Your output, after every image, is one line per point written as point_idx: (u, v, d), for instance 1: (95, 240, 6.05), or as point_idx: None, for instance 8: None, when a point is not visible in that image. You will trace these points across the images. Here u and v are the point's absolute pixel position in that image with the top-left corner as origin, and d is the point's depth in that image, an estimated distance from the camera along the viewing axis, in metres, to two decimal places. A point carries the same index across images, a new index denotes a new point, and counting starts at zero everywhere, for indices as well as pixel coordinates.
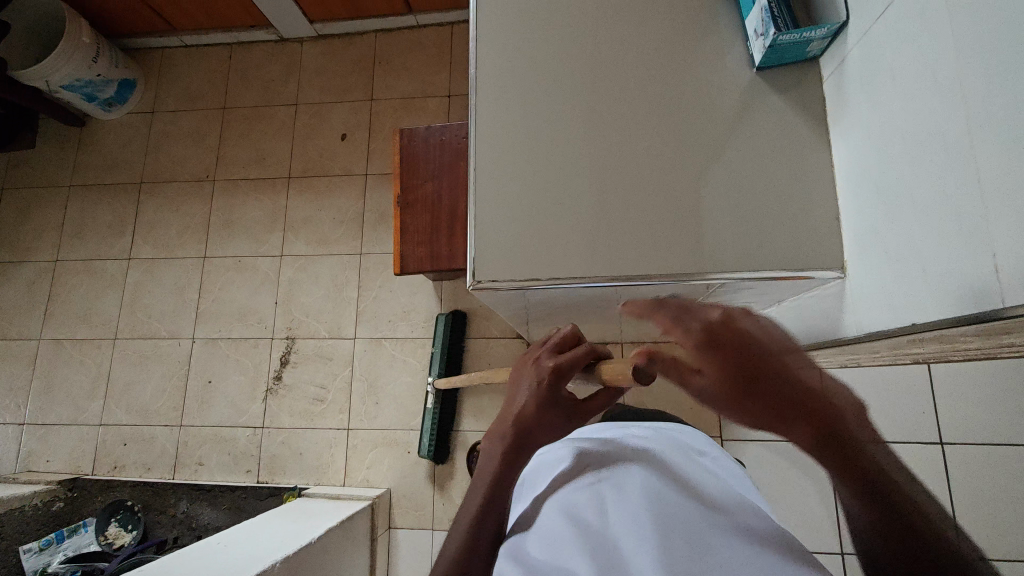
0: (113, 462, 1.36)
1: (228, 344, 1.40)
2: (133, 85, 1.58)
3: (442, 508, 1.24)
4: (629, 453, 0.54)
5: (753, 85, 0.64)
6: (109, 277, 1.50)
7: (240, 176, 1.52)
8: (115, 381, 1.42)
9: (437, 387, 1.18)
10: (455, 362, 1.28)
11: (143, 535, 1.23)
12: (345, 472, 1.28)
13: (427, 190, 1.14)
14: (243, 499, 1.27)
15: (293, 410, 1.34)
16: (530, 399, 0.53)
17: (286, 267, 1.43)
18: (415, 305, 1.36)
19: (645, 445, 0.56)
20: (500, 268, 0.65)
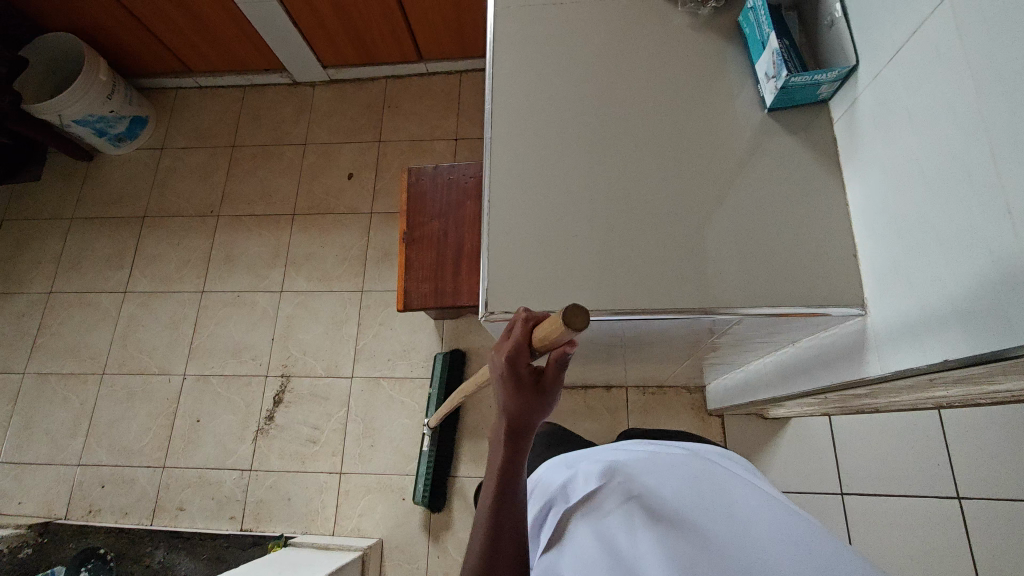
0: (87, 506, 1.28)
1: (220, 381, 1.36)
2: (145, 122, 1.60)
3: (436, 561, 1.16)
4: (656, 466, 0.54)
5: (764, 126, 0.66)
6: (103, 310, 1.46)
7: (246, 212, 1.52)
8: (98, 418, 1.36)
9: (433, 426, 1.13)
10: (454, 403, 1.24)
11: None
12: (335, 519, 1.21)
13: (434, 227, 1.14)
14: (224, 547, 1.19)
15: (284, 453, 1.28)
16: (502, 394, 0.52)
17: (285, 303, 1.41)
18: (416, 344, 1.34)
19: (671, 457, 0.57)
20: (510, 298, 0.64)
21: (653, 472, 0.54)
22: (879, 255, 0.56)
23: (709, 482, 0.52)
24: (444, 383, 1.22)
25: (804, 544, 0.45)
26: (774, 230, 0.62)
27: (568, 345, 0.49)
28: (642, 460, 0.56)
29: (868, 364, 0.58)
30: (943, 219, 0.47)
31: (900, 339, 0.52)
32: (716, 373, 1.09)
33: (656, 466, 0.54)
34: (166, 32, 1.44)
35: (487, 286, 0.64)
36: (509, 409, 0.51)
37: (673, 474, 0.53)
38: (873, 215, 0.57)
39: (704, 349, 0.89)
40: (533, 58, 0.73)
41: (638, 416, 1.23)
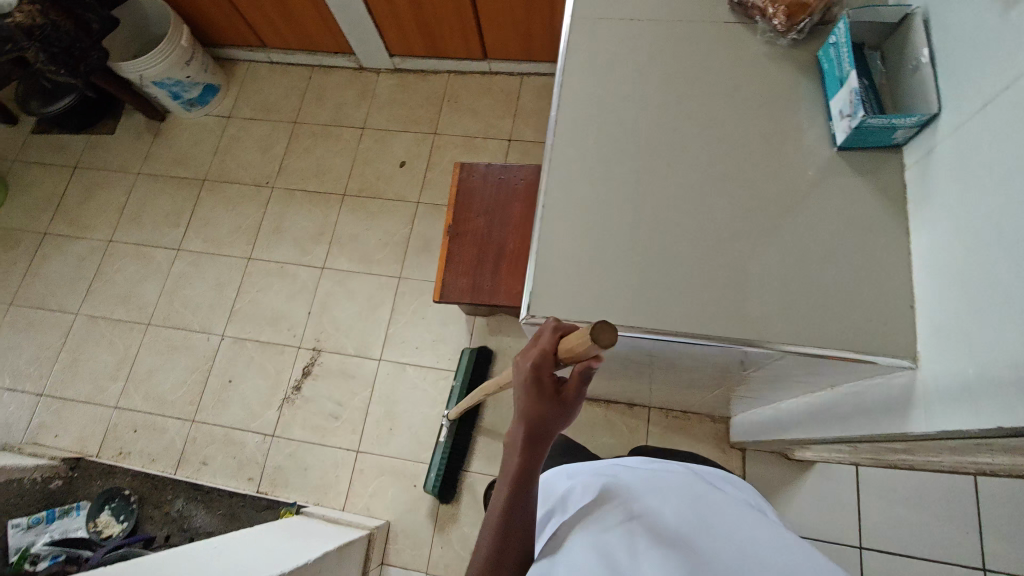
0: (118, 448, 1.34)
1: (255, 346, 1.41)
2: (216, 91, 1.67)
3: (439, 552, 1.17)
4: (659, 490, 0.57)
5: (832, 165, 0.65)
6: (156, 264, 1.54)
7: (299, 187, 1.57)
8: (138, 366, 1.43)
9: (451, 418, 1.15)
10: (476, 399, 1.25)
11: (132, 528, 1.22)
12: (347, 495, 1.24)
13: (479, 224, 1.15)
14: (239, 507, 1.24)
15: (306, 424, 1.32)
16: (523, 399, 0.52)
17: (326, 280, 1.45)
18: (446, 336, 1.35)
19: (673, 480, 0.59)
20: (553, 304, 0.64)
21: (655, 497, 0.56)
22: (942, 309, 0.54)
23: (709, 509, 0.55)
24: (468, 378, 1.23)
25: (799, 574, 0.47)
26: (828, 271, 0.61)
27: (593, 360, 0.50)
28: (644, 483, 0.58)
29: (911, 419, 0.56)
30: (1015, 281, 0.45)
31: (950, 398, 0.51)
32: (743, 406, 1.07)
33: (660, 491, 0.57)
34: (248, 7, 1.50)
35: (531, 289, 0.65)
36: (528, 419, 0.52)
37: (675, 499, 0.55)
38: (940, 268, 0.55)
39: (738, 381, 0.87)
40: (604, 72, 0.73)
41: (659, 438, 1.21)
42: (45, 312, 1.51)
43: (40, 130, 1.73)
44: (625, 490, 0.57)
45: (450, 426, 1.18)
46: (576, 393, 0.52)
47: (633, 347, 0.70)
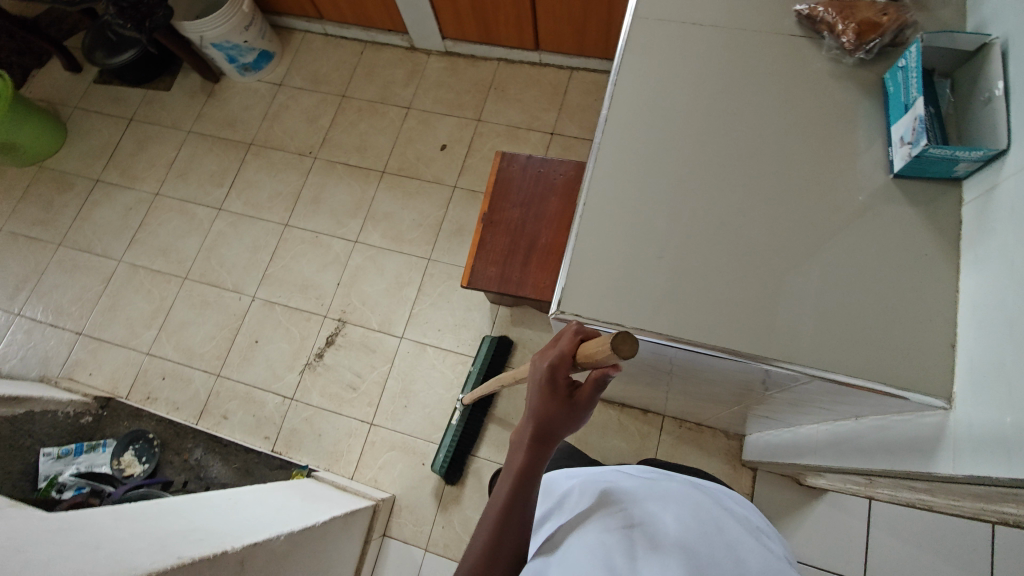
0: (146, 393, 1.40)
1: (284, 311, 1.44)
2: (271, 58, 1.71)
3: (440, 531, 1.20)
4: (660, 498, 0.57)
5: (884, 192, 0.63)
6: (198, 221, 1.59)
7: (341, 160, 1.59)
8: (172, 317, 1.48)
9: (466, 403, 1.16)
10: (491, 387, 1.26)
11: (152, 470, 1.27)
12: (357, 465, 1.27)
13: (514, 215, 1.15)
14: (253, 463, 1.29)
15: (324, 391, 1.35)
16: (535, 398, 0.54)
17: (357, 253, 1.48)
18: (468, 322, 1.37)
19: (675, 489, 0.59)
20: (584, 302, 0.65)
21: (654, 504, 0.56)
22: (985, 352, 0.53)
23: (710, 518, 0.54)
24: (485, 365, 1.24)
25: None
26: (868, 300, 0.60)
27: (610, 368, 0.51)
28: (645, 491, 0.58)
29: (937, 460, 0.55)
30: None
31: (984, 444, 0.49)
32: (760, 426, 1.06)
33: (661, 500, 0.56)
34: None
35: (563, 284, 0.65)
36: (538, 419, 0.53)
37: (676, 507, 0.55)
38: (987, 310, 0.54)
39: (758, 400, 0.86)
40: (660, 75, 0.72)
41: (670, 448, 1.21)
42: (91, 255, 1.58)
43: (102, 80, 1.79)
44: (624, 498, 0.58)
45: (463, 411, 1.19)
46: (588, 398, 0.53)
47: (658, 354, 0.69)
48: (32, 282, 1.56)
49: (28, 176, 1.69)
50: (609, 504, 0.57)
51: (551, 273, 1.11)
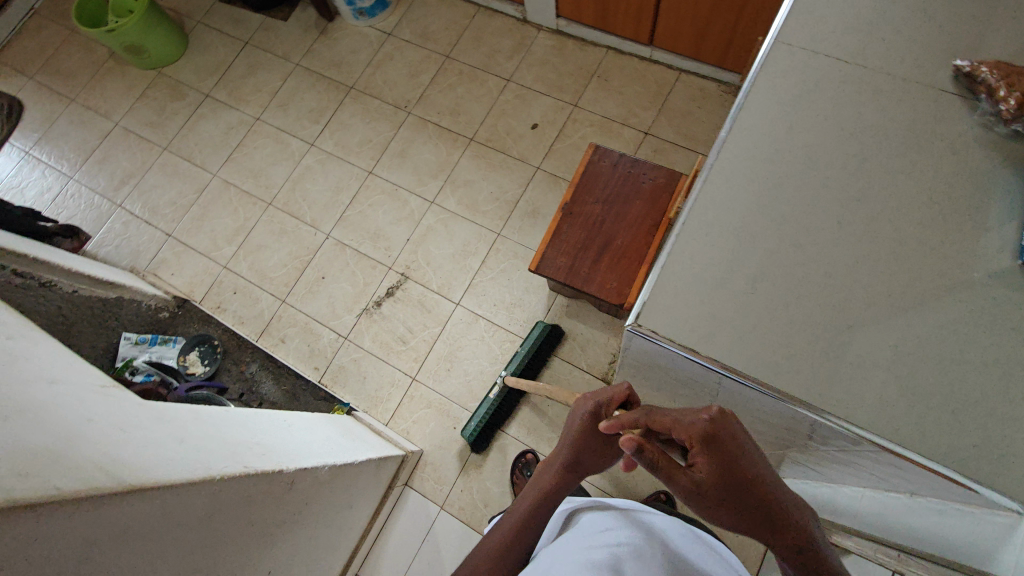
0: (218, 302, 1.50)
1: (353, 254, 1.50)
2: (386, 6, 1.73)
3: (457, 494, 1.25)
4: (645, 548, 0.56)
5: (1008, 275, 0.59)
6: (290, 152, 1.66)
7: (432, 120, 1.62)
8: (251, 237, 1.57)
9: (507, 382, 1.19)
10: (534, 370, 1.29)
11: (212, 374, 1.38)
12: (393, 413, 1.33)
13: (594, 210, 1.15)
14: (300, 389, 1.37)
15: (376, 338, 1.41)
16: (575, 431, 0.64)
17: (431, 214, 1.52)
18: (524, 303, 1.39)
19: (663, 542, 0.58)
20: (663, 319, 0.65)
21: (638, 532, 0.58)
22: None
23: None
24: (533, 349, 1.26)
25: None
26: (963, 384, 0.57)
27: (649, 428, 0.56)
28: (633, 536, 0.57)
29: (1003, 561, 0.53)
30: None
31: None
32: (797, 474, 1.03)
33: (644, 530, 0.59)
34: None
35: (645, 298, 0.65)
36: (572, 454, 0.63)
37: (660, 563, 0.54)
38: None
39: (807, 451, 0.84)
40: (790, 107, 0.70)
41: None
42: (190, 164, 1.68)
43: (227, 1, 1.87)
44: (609, 523, 0.60)
45: (503, 386, 1.23)
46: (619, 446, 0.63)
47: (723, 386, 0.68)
48: (136, 179, 1.69)
49: (147, 80, 1.81)
50: (594, 529, 0.60)
51: (619, 277, 1.10)
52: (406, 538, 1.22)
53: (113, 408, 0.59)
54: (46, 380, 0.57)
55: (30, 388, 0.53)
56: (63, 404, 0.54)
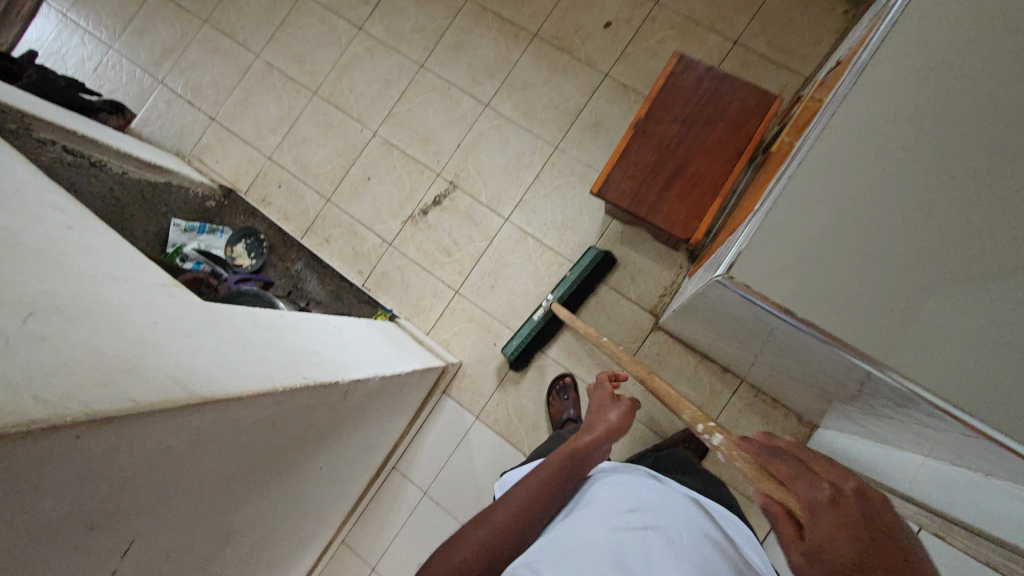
0: (262, 195, 1.47)
1: (400, 156, 1.43)
2: None
3: (493, 407, 1.28)
4: (657, 497, 0.57)
5: None
6: (336, 35, 1.52)
7: (493, 8, 1.44)
8: (296, 129, 1.50)
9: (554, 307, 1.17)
10: (580, 296, 1.25)
11: (258, 268, 1.39)
12: (434, 324, 1.34)
13: (670, 131, 1.03)
14: (345, 291, 1.39)
15: (421, 247, 1.38)
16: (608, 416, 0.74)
17: (484, 119, 1.40)
18: (576, 225, 1.32)
19: (672, 493, 0.60)
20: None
21: (663, 512, 0.55)
22: None
23: (702, 523, 0.56)
24: (583, 275, 1.22)
25: None
26: None
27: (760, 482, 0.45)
28: (645, 489, 0.59)
29: None
30: None
31: None
32: (841, 426, 1.01)
33: (669, 509, 0.56)
34: None
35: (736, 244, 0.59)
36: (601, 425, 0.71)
37: (673, 509, 0.56)
38: None
39: (868, 414, 0.81)
40: None
41: (736, 412, 1.20)
42: (231, 42, 1.57)
43: None
44: (632, 500, 0.57)
45: (548, 310, 1.20)
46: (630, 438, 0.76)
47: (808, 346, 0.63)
48: (176, 55, 1.59)
49: None
50: (615, 505, 0.57)
51: (688, 208, 1.02)
52: (443, 440, 1.29)
53: (171, 310, 0.58)
54: (104, 277, 0.55)
55: (92, 286, 0.51)
56: (124, 304, 0.52)
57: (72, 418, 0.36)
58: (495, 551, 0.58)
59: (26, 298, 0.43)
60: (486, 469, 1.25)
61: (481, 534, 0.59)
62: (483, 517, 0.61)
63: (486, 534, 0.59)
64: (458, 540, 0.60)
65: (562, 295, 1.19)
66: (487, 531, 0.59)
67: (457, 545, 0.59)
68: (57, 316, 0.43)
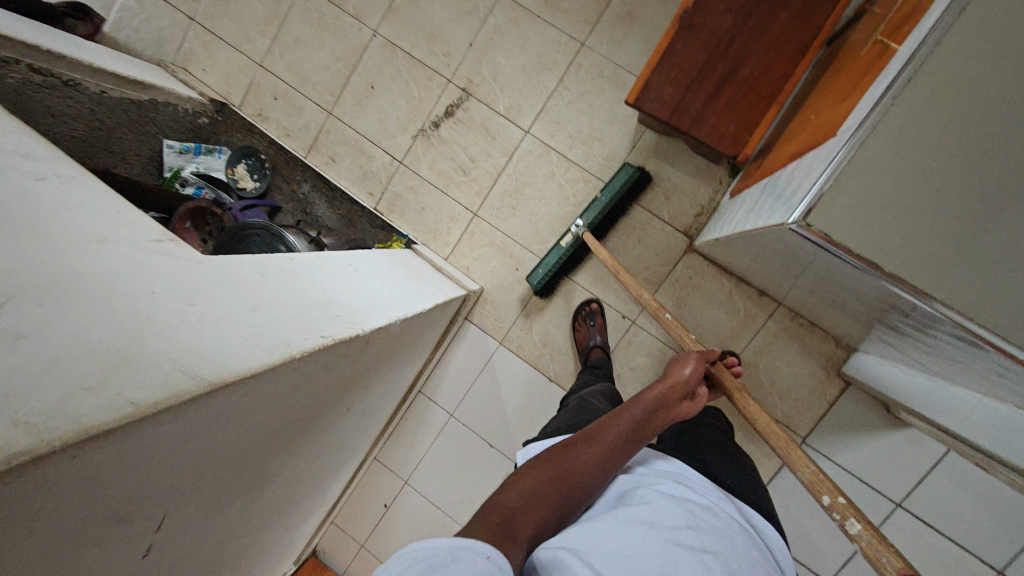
0: (258, 109, 1.34)
1: (405, 60, 1.26)
2: None
3: (517, 333, 1.26)
4: (708, 521, 0.58)
5: None
6: None
7: None
8: (286, 29, 1.32)
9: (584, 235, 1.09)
10: (611, 218, 1.17)
11: (263, 191, 1.32)
12: (453, 249, 1.28)
13: (723, 23, 0.85)
14: (357, 216, 1.32)
15: (434, 165, 1.27)
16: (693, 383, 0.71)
17: (500, 10, 1.21)
18: (604, 137, 1.19)
19: (717, 514, 0.60)
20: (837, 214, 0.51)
21: (718, 539, 0.56)
22: None
23: (745, 553, 0.57)
24: (615, 197, 1.12)
25: None
26: None
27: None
28: (696, 508, 0.59)
29: None
30: None
31: None
32: (880, 355, 0.95)
33: (725, 537, 0.57)
34: None
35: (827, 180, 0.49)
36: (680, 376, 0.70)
37: (723, 536, 0.57)
38: None
39: (925, 352, 0.74)
40: None
41: (770, 336, 1.15)
42: None
43: None
44: (688, 516, 0.57)
45: (579, 237, 1.13)
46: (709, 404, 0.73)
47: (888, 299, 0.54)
48: None
49: None
50: (672, 514, 0.57)
51: (738, 118, 0.89)
52: (467, 365, 1.29)
53: (170, 269, 0.51)
54: (88, 236, 0.47)
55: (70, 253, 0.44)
56: (113, 271, 0.45)
57: (63, 442, 0.31)
58: (561, 493, 0.60)
59: None
60: (512, 392, 1.26)
61: (553, 475, 0.60)
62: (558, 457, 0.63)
63: (558, 474, 0.60)
64: (528, 473, 0.61)
65: (592, 221, 1.11)
66: (561, 470, 0.61)
67: (523, 479, 0.60)
68: (35, 299, 0.37)
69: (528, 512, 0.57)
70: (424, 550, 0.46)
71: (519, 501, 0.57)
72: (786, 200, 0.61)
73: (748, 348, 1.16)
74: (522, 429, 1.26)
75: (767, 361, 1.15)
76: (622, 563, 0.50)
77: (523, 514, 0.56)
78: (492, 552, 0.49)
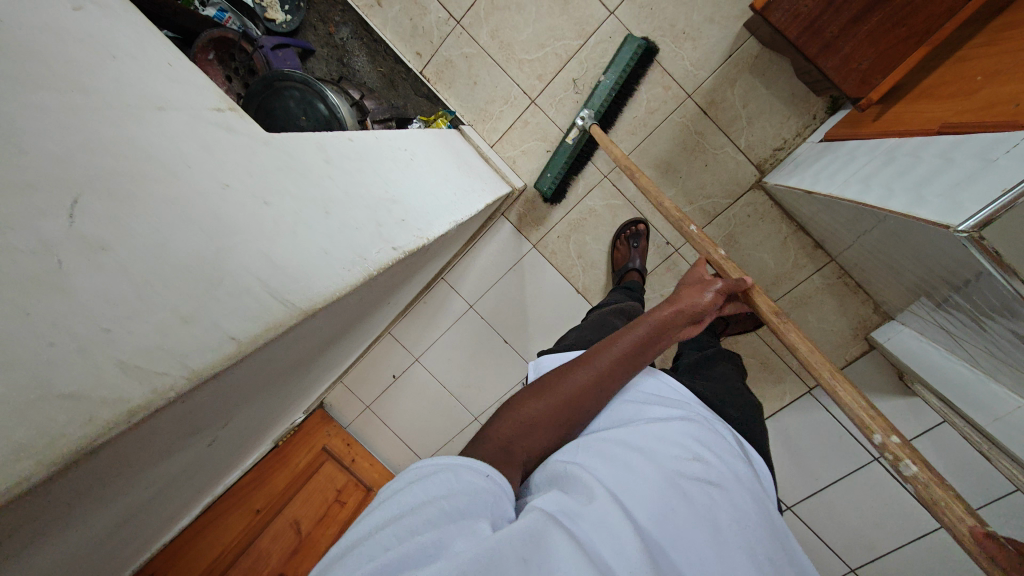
0: None
1: None
2: None
3: (553, 239, 1.23)
4: (692, 456, 0.53)
5: None
6: None
7: None
8: None
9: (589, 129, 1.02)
10: (615, 104, 1.10)
11: (293, 28, 1.13)
12: (501, 136, 1.20)
13: None
14: (400, 76, 1.20)
15: (496, 33, 1.11)
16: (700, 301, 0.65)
17: None
18: (699, 37, 1.03)
19: (704, 445, 0.55)
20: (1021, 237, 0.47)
21: (711, 472, 0.52)
22: None
23: (727, 477, 0.52)
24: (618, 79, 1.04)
25: (776, 541, 0.49)
26: None
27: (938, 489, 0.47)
28: (676, 442, 0.54)
29: None
30: None
31: None
32: (920, 330, 0.95)
33: (727, 474, 0.53)
34: None
35: (1016, 202, 0.45)
36: (692, 298, 0.64)
37: (703, 468, 0.52)
38: None
39: (983, 350, 0.72)
40: None
41: (810, 289, 1.12)
42: None
43: None
44: (696, 447, 0.54)
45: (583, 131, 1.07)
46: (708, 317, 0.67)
47: (1005, 309, 0.55)
48: None
49: None
50: (678, 442, 0.54)
51: (877, 54, 0.77)
52: (495, 261, 1.27)
53: (250, 145, 0.43)
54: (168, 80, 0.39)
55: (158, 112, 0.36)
56: (195, 140, 0.37)
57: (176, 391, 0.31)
58: (557, 422, 0.56)
59: (83, 154, 0.29)
60: (535, 295, 1.26)
61: (555, 405, 0.56)
62: (548, 385, 0.58)
63: (560, 402, 0.56)
64: (523, 404, 0.56)
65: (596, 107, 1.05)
66: (562, 398, 0.56)
67: (522, 409, 0.55)
68: (120, 184, 0.30)
69: (526, 441, 0.54)
70: (426, 469, 0.45)
71: (518, 431, 0.54)
72: (940, 191, 0.55)
73: (785, 296, 1.14)
74: (539, 332, 1.28)
75: (798, 312, 1.14)
76: (622, 489, 0.48)
77: (525, 443, 0.54)
78: (492, 470, 0.47)
